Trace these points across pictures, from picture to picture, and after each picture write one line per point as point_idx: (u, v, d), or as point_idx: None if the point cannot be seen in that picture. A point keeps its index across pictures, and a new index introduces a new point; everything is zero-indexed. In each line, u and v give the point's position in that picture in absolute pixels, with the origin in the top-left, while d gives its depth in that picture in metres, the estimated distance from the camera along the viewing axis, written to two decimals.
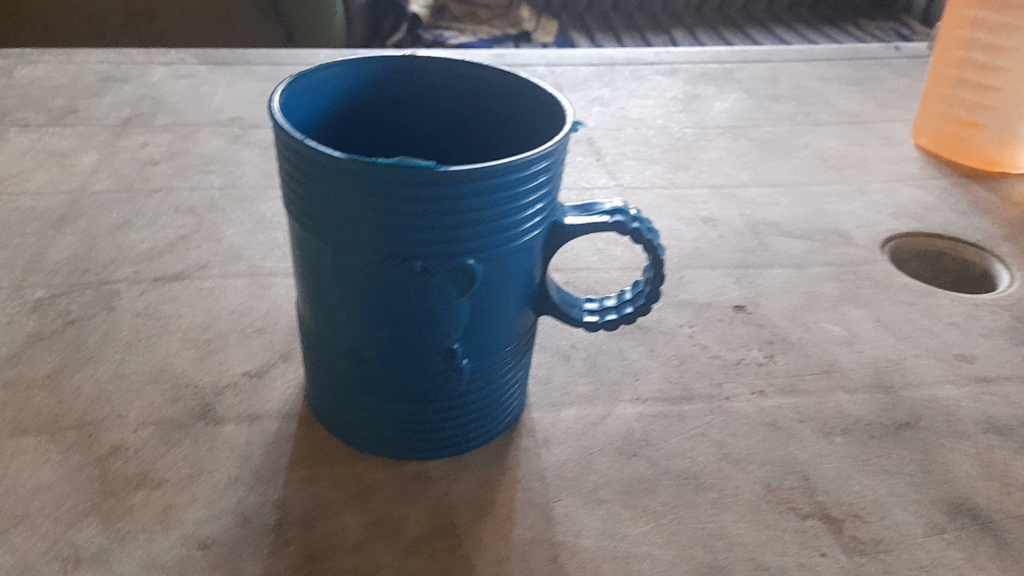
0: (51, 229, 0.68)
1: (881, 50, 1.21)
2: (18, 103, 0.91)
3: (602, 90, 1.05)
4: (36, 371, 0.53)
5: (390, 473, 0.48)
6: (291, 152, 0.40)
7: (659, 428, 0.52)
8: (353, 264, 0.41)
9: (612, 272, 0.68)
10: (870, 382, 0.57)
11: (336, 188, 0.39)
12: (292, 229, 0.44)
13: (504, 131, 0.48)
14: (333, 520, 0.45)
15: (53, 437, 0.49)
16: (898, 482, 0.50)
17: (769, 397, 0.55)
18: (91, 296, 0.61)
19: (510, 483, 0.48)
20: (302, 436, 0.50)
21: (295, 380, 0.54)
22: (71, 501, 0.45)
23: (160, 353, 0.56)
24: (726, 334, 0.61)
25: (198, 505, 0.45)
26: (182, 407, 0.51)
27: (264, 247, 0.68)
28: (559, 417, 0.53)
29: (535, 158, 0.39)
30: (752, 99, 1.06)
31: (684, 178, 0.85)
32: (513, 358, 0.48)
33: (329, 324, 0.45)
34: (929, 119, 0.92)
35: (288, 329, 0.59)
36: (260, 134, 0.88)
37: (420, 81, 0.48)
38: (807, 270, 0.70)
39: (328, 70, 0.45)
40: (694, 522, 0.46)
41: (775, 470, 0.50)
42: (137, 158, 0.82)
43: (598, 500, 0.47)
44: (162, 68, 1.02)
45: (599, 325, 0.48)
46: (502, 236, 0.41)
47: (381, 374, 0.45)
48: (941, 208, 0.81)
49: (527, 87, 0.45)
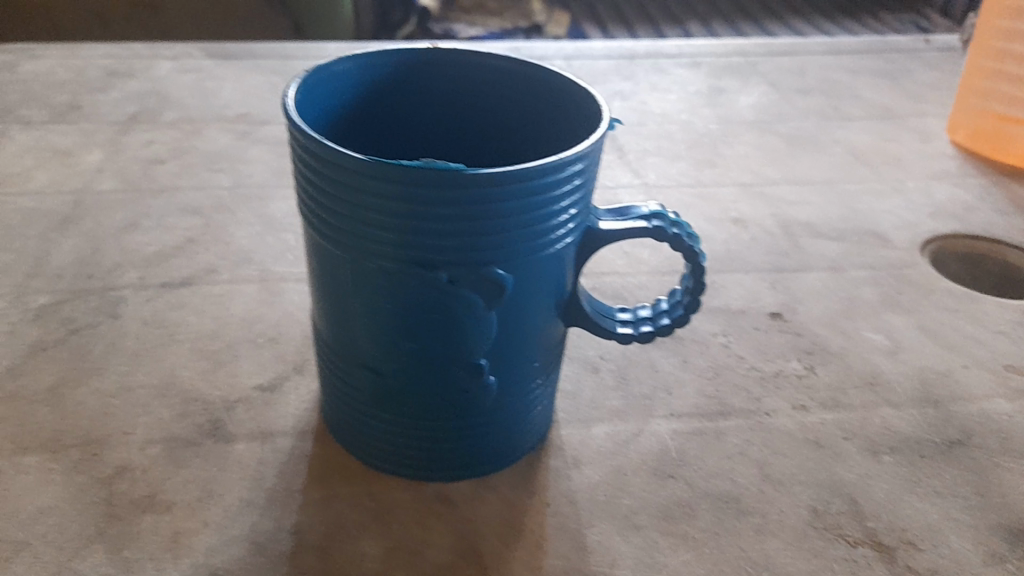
0: (54, 231, 0.66)
1: (909, 41, 1.17)
2: (21, 99, 0.88)
3: (623, 84, 1.02)
4: (38, 385, 0.51)
5: (411, 496, 0.45)
6: (306, 153, 0.37)
7: (696, 446, 0.50)
8: (373, 273, 0.38)
9: (640, 276, 0.65)
10: (917, 395, 0.54)
11: (356, 192, 0.36)
12: (307, 236, 0.41)
13: (532, 129, 0.45)
14: (351, 548, 0.42)
15: (55, 457, 0.46)
16: (952, 505, 0.47)
17: (811, 412, 0.53)
18: (95, 303, 0.58)
19: (539, 508, 0.45)
20: (318, 455, 0.47)
21: (310, 395, 0.52)
22: (74, 527, 0.42)
23: (168, 365, 0.53)
24: (763, 343, 0.58)
25: (209, 532, 0.42)
26: (191, 424, 0.49)
27: (276, 250, 0.66)
28: (589, 435, 0.50)
29: (571, 160, 0.36)
30: (778, 92, 1.02)
31: (711, 175, 0.82)
32: (543, 372, 0.45)
33: (346, 337, 0.42)
34: (966, 112, 0.89)
35: (302, 338, 0.56)
36: (270, 131, 0.85)
37: (443, 75, 0.45)
38: (844, 275, 0.67)
39: (344, 64, 0.42)
40: (737, 551, 0.43)
41: (821, 492, 0.47)
42: (143, 157, 0.79)
43: (633, 526, 0.44)
44: (168, 62, 1.00)
45: (634, 337, 0.45)
46: (534, 244, 0.38)
47: (402, 391, 0.42)
48: (980, 207, 0.78)
49: (560, 82, 0.42)
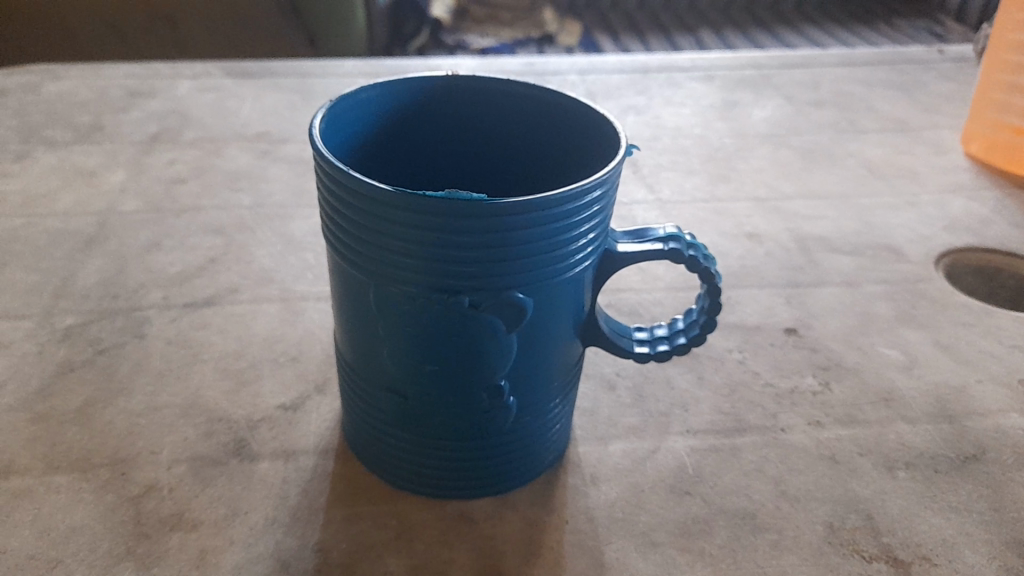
0: (79, 252, 0.67)
1: (922, 53, 1.18)
2: (44, 120, 0.90)
3: (636, 98, 1.03)
4: (67, 404, 0.52)
5: (433, 513, 0.46)
6: (331, 182, 0.38)
7: (712, 462, 0.50)
8: (397, 298, 0.39)
9: (655, 293, 0.66)
10: (932, 410, 0.55)
11: (380, 220, 0.37)
12: (331, 260, 0.42)
13: (551, 154, 0.46)
14: (374, 566, 0.43)
15: (85, 475, 0.47)
16: (967, 521, 0.47)
17: (826, 429, 0.53)
18: (121, 323, 0.59)
19: (559, 525, 0.46)
20: (341, 473, 0.48)
21: (332, 413, 0.53)
22: (104, 544, 0.43)
23: (192, 384, 0.54)
24: (779, 360, 0.59)
25: (235, 549, 0.43)
26: (217, 443, 0.50)
27: (296, 270, 0.67)
28: (606, 453, 0.51)
29: (589, 187, 0.37)
30: (792, 105, 1.03)
31: (725, 190, 0.82)
32: (561, 391, 0.46)
33: (370, 359, 0.43)
34: (983, 124, 0.89)
35: (323, 357, 0.57)
36: (289, 150, 0.87)
37: (463, 102, 0.46)
38: (859, 290, 0.67)
39: (367, 92, 0.43)
40: (754, 567, 0.44)
41: (837, 508, 0.47)
42: (164, 177, 0.80)
43: (651, 543, 0.45)
44: (188, 81, 1.01)
45: (651, 356, 0.46)
46: (553, 269, 0.39)
47: (424, 411, 0.43)
48: (995, 220, 0.78)
49: (579, 108, 0.43)
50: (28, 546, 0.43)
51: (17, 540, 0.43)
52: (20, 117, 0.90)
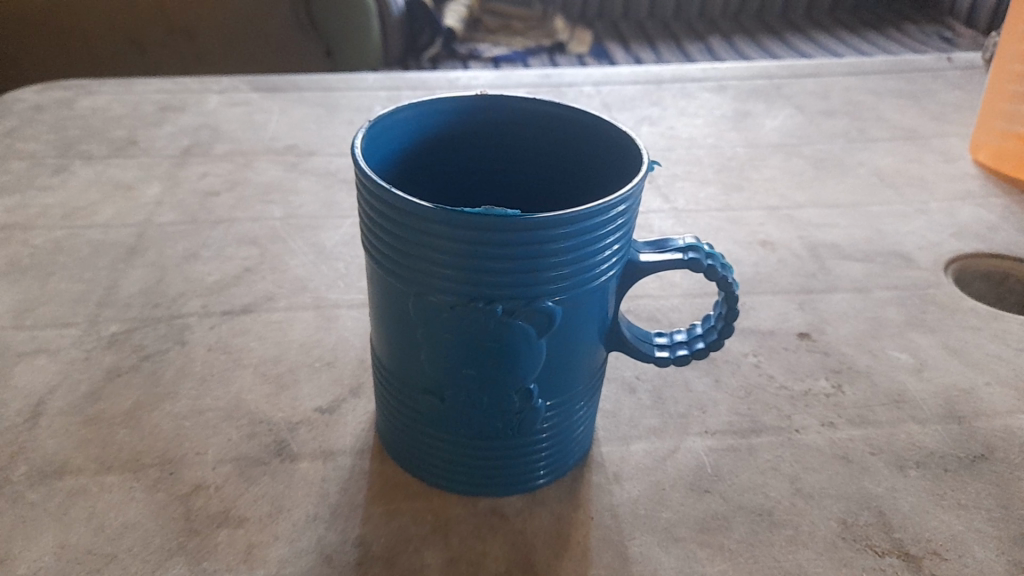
0: (120, 263, 0.70)
1: (932, 61, 1.20)
2: (81, 134, 0.93)
3: (651, 108, 1.05)
4: (116, 407, 0.55)
5: (466, 510, 0.49)
6: (374, 199, 0.41)
7: (730, 461, 0.53)
8: (435, 307, 0.42)
9: (673, 299, 0.68)
10: (942, 412, 0.57)
11: (421, 235, 0.39)
12: (372, 271, 0.45)
13: (576, 168, 0.49)
14: (412, 559, 0.46)
15: (136, 474, 0.50)
16: (976, 517, 0.49)
17: (840, 429, 0.55)
18: (163, 329, 0.62)
19: (584, 520, 0.48)
20: (378, 472, 0.51)
21: (367, 415, 0.55)
22: (158, 539, 0.46)
23: (234, 388, 0.57)
24: (794, 363, 0.61)
25: (280, 543, 0.46)
26: (259, 444, 0.53)
27: (328, 279, 0.70)
28: (629, 452, 0.53)
29: (615, 203, 0.40)
30: (803, 115, 1.05)
31: (739, 199, 0.85)
32: (586, 394, 0.48)
33: (408, 363, 0.45)
34: (987, 134, 0.91)
35: (357, 362, 0.60)
36: (315, 162, 0.90)
37: (494, 121, 0.48)
38: (870, 295, 0.70)
39: (403, 113, 0.46)
40: (771, 560, 0.46)
41: (850, 505, 0.50)
42: (198, 189, 0.83)
43: (672, 538, 0.47)
44: (215, 96, 1.05)
45: (671, 360, 0.49)
46: (580, 279, 0.42)
47: (459, 414, 0.45)
48: (1003, 227, 0.80)
49: (603, 126, 0.46)
50: (86, 541, 0.46)
51: (75, 536, 0.46)
52: (57, 131, 0.93)
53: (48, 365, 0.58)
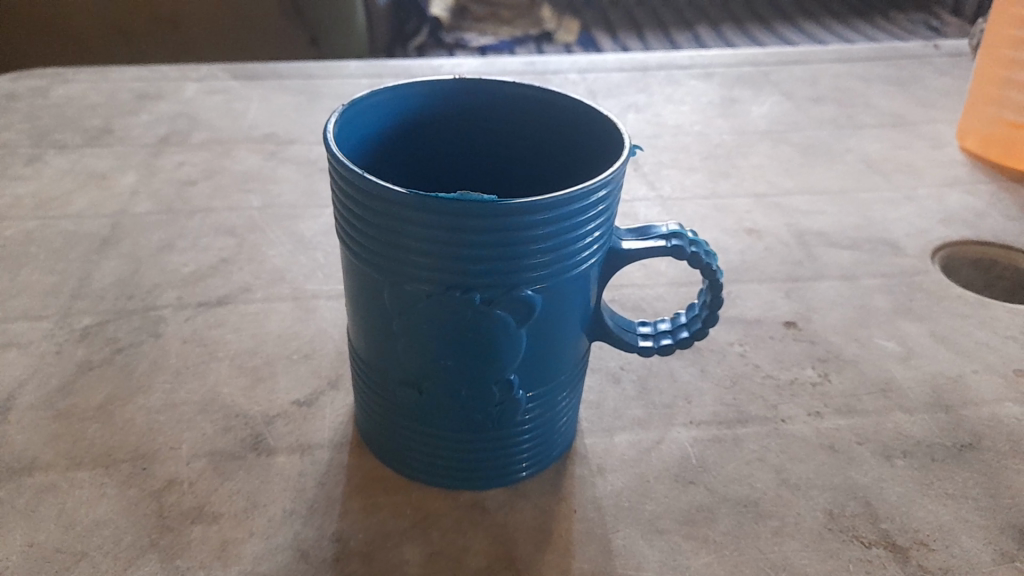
0: (94, 254, 0.69)
1: (920, 48, 1.19)
2: (55, 123, 0.91)
3: (637, 96, 1.04)
4: (87, 402, 0.53)
5: (446, 505, 0.48)
6: (348, 184, 0.39)
7: (716, 452, 0.52)
8: (412, 296, 0.40)
9: (658, 288, 0.67)
10: (929, 401, 0.56)
11: (396, 221, 0.38)
12: (347, 259, 0.43)
13: (557, 154, 0.48)
14: (391, 554, 0.45)
15: (108, 470, 0.49)
16: (963, 507, 0.48)
17: (827, 419, 0.55)
18: (137, 322, 0.61)
19: (567, 514, 0.47)
20: (356, 466, 0.50)
21: (345, 408, 0.54)
22: (129, 537, 0.45)
23: (209, 381, 0.56)
24: (780, 352, 0.60)
25: (255, 540, 0.45)
26: (235, 438, 0.51)
27: (308, 269, 0.68)
28: (612, 443, 0.52)
29: (596, 187, 0.39)
30: (791, 102, 1.04)
31: (726, 186, 0.84)
32: (569, 385, 0.47)
33: (385, 354, 0.44)
34: (977, 120, 0.91)
35: (336, 354, 0.59)
36: (295, 151, 0.88)
37: (473, 105, 0.47)
38: (858, 283, 0.69)
39: (377, 97, 0.44)
40: (756, 552, 0.45)
41: (837, 495, 0.49)
42: (175, 178, 0.82)
43: (657, 531, 0.47)
44: (194, 84, 1.03)
45: (654, 350, 0.48)
46: (561, 267, 0.41)
47: (438, 406, 0.44)
48: (991, 214, 0.79)
49: (584, 110, 0.45)
50: (54, 539, 0.44)
51: (44, 533, 0.45)
52: (30, 120, 0.91)
53: (18, 359, 0.57)
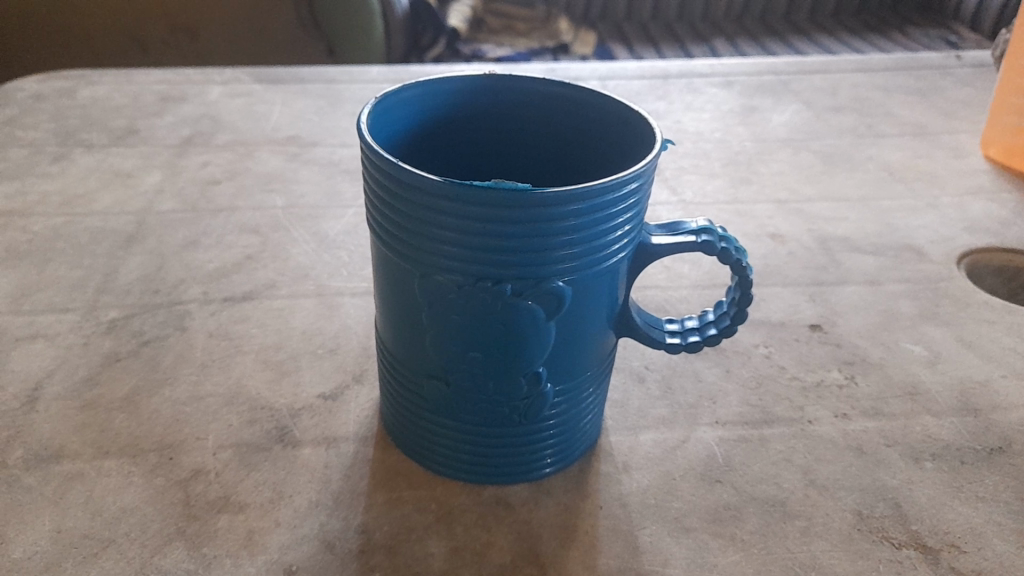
0: (120, 250, 0.69)
1: (941, 59, 1.19)
2: (81, 123, 0.92)
3: (657, 103, 1.04)
4: (115, 393, 0.54)
5: (472, 499, 0.47)
6: (380, 173, 0.39)
7: (742, 452, 0.51)
8: (443, 286, 0.40)
9: (681, 290, 0.67)
10: (958, 404, 0.56)
11: (429, 210, 0.38)
12: (378, 250, 0.43)
13: (587, 150, 0.48)
14: (416, 547, 0.45)
15: (134, 459, 0.49)
16: (995, 510, 0.48)
17: (853, 421, 0.54)
18: (162, 316, 0.61)
19: (591, 510, 0.47)
20: (380, 459, 0.50)
21: (369, 403, 0.54)
22: (156, 524, 0.45)
23: (235, 374, 0.56)
24: (805, 354, 0.60)
25: (281, 530, 0.45)
26: (260, 430, 0.51)
27: (331, 267, 0.69)
28: (638, 442, 0.52)
29: (627, 179, 0.39)
30: (811, 110, 1.04)
31: (747, 192, 0.84)
32: (595, 380, 0.47)
33: (413, 345, 0.44)
34: (1001, 129, 0.90)
35: (360, 350, 0.59)
36: (318, 152, 0.89)
37: (503, 100, 0.48)
38: (882, 288, 0.68)
39: (410, 91, 0.45)
40: (785, 551, 0.45)
41: (866, 497, 0.48)
42: (200, 177, 0.82)
43: (683, 528, 0.46)
44: (217, 87, 1.03)
45: (681, 347, 0.48)
46: (591, 259, 0.41)
47: (466, 398, 0.44)
48: (1015, 222, 0.79)
49: (613, 106, 0.45)
50: (82, 526, 0.44)
51: (71, 521, 0.45)
52: (57, 120, 0.92)
53: (45, 350, 0.57)
